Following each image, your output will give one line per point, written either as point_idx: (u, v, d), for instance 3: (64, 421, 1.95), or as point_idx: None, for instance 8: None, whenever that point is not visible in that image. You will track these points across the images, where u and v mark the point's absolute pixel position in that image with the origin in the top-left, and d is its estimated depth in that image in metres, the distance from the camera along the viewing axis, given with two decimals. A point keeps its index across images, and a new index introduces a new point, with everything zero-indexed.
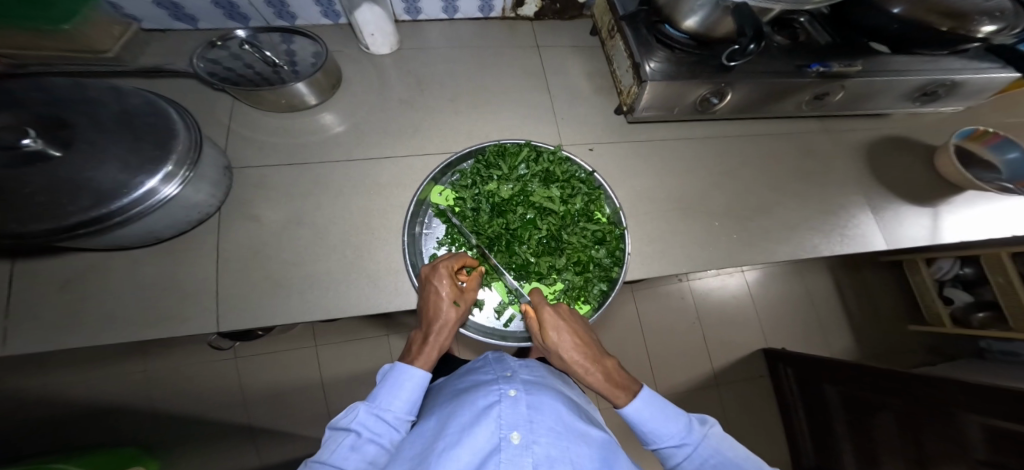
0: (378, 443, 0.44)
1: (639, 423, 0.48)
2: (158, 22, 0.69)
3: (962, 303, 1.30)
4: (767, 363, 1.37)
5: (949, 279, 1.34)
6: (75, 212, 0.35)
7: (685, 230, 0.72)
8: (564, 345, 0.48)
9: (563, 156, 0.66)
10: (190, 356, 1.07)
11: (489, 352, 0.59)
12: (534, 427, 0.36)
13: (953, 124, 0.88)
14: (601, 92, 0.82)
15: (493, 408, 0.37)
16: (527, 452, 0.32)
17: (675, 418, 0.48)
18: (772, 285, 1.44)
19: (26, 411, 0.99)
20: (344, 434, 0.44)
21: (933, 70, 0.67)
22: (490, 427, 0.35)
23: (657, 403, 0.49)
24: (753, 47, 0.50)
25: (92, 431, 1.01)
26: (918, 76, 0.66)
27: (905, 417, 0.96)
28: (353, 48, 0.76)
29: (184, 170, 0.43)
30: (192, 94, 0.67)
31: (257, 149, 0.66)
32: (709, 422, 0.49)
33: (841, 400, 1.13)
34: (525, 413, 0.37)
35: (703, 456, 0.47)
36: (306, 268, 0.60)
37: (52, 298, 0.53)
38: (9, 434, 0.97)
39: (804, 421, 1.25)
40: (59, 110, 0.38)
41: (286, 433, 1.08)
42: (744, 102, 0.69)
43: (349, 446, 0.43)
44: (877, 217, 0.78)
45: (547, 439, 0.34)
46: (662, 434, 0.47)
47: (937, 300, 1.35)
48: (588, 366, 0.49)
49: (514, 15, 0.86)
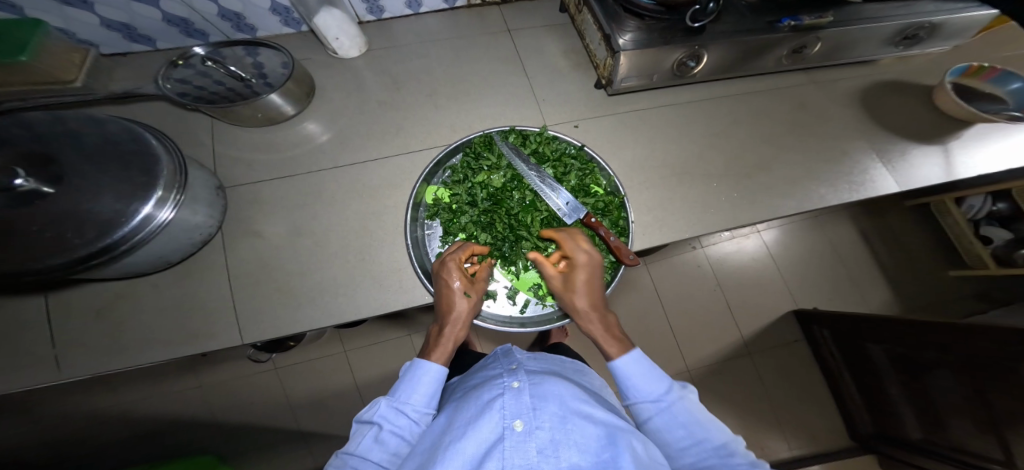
0: (400, 435, 0.47)
1: (624, 377, 0.50)
2: (115, 46, 0.70)
3: (1001, 241, 1.25)
4: (800, 326, 1.36)
5: (984, 218, 1.29)
6: (83, 245, 0.37)
7: (683, 195, 0.71)
8: (576, 287, 0.53)
9: (550, 136, 0.68)
10: (218, 374, 1.12)
11: (500, 348, 0.60)
12: (537, 413, 0.37)
13: (956, 57, 0.84)
14: (579, 68, 0.80)
15: (495, 401, 0.40)
16: (530, 438, 0.34)
17: (658, 379, 0.49)
18: (784, 246, 1.41)
19: (84, 439, 1.07)
20: (368, 426, 0.47)
21: (907, 13, 0.64)
22: (495, 419, 0.37)
23: (645, 363, 0.50)
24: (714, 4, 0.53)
25: (140, 447, 1.08)
26: (893, 20, 0.63)
27: (963, 373, 0.94)
28: (322, 54, 0.77)
29: (173, 194, 0.44)
30: (178, 121, 0.69)
31: (247, 167, 0.68)
32: (689, 390, 0.50)
33: (889, 359, 1.11)
34: (529, 402, 0.39)
35: (674, 416, 0.48)
36: (314, 275, 0.62)
37: (79, 330, 0.56)
38: (68, 455, 1.06)
39: (850, 381, 1.24)
40: (42, 146, 0.40)
41: (320, 433, 1.13)
42: (723, 63, 0.67)
43: (374, 437, 0.46)
44: (891, 164, 0.75)
45: (550, 424, 0.36)
46: (639, 389, 0.49)
47: (975, 241, 1.30)
48: (592, 316, 0.53)
49: (481, 1, 0.84)
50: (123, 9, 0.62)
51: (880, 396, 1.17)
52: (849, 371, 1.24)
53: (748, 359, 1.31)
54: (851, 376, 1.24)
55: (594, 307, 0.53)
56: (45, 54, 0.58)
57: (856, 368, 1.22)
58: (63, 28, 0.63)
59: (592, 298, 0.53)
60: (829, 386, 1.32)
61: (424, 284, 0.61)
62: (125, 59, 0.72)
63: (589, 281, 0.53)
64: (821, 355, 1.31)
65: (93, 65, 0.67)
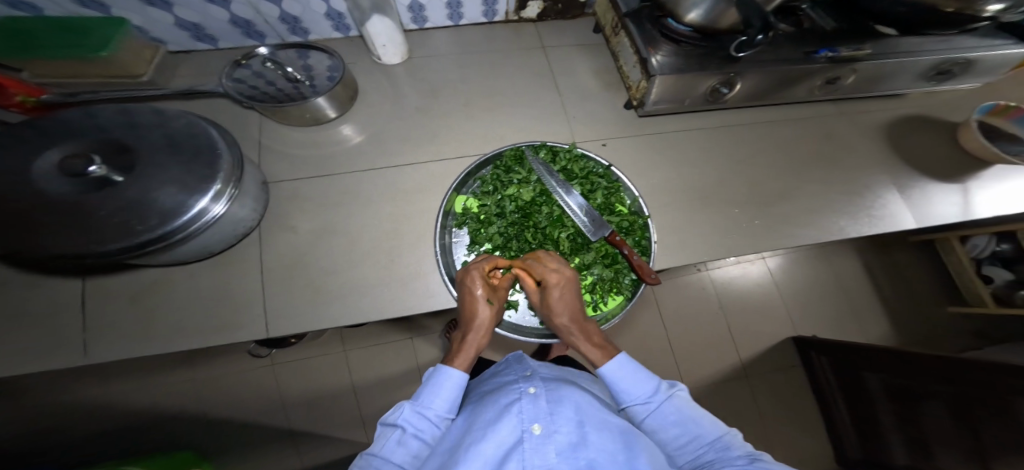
0: (421, 439, 0.47)
1: (613, 383, 0.52)
2: (182, 44, 0.73)
3: (1003, 281, 1.27)
4: (798, 351, 1.35)
5: (987, 257, 1.31)
6: (146, 231, 0.39)
7: (705, 218, 0.73)
8: (556, 309, 0.54)
9: (579, 154, 0.69)
10: (227, 366, 1.12)
11: (512, 352, 0.62)
12: (555, 418, 0.38)
13: (976, 99, 0.86)
14: (609, 88, 0.83)
15: (513, 405, 0.41)
16: (549, 441, 0.35)
17: (645, 380, 0.51)
18: (794, 271, 1.41)
19: (85, 424, 1.06)
20: (392, 429, 0.47)
21: (944, 49, 0.66)
22: (513, 422, 0.38)
23: (632, 366, 0.52)
24: (760, 37, 0.51)
25: (140, 436, 1.07)
26: (929, 56, 0.65)
27: (957, 402, 0.96)
28: (365, 59, 0.79)
29: (229, 187, 0.46)
30: (222, 114, 0.71)
31: (287, 163, 0.70)
32: (681, 389, 0.51)
33: (884, 388, 1.12)
34: (545, 407, 0.40)
35: (665, 414, 0.49)
36: (344, 273, 0.63)
37: (114, 313, 0.57)
38: (67, 440, 1.05)
39: (845, 412, 1.23)
40: (118, 136, 0.42)
41: (322, 432, 1.13)
42: (756, 90, 0.69)
43: (396, 440, 0.46)
44: (906, 197, 0.77)
45: (568, 429, 0.37)
46: (630, 393, 0.50)
47: (976, 280, 1.31)
48: (574, 330, 0.54)
49: (518, 18, 0.87)
50: (198, 10, 0.66)
51: (874, 426, 1.16)
52: (845, 403, 1.23)
53: (753, 383, 1.31)
54: (847, 408, 1.23)
55: (574, 321, 0.54)
56: (124, 50, 0.62)
57: (850, 397, 1.21)
58: (141, 26, 0.67)
59: (571, 312, 0.54)
60: (823, 417, 1.31)
61: (449, 290, 0.62)
62: (189, 57, 0.75)
63: (566, 297, 0.54)
64: (816, 383, 1.30)
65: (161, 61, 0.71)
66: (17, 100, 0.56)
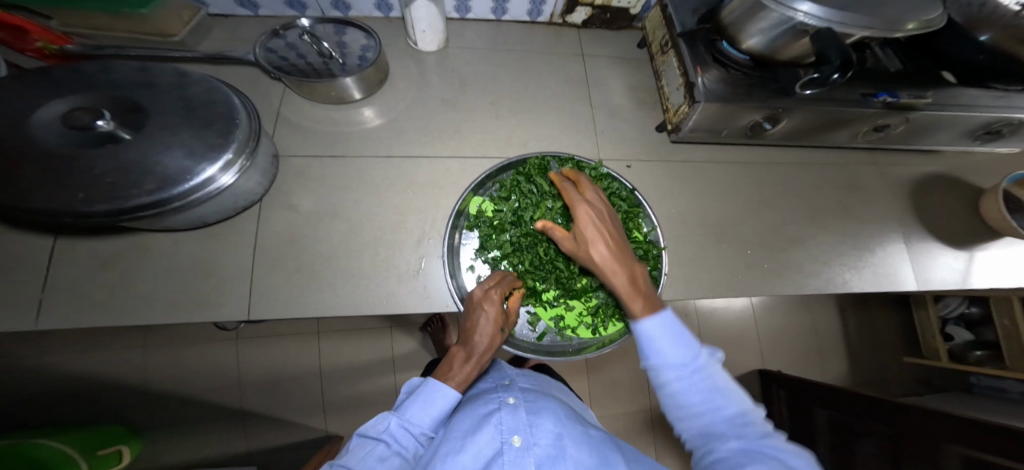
0: (403, 457, 0.43)
1: (646, 338, 0.40)
2: (222, 7, 0.69)
3: (962, 341, 1.31)
4: (760, 383, 1.35)
5: (953, 318, 1.34)
6: (138, 196, 0.34)
7: (720, 255, 0.71)
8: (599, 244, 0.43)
9: (604, 173, 0.65)
10: (199, 339, 1.06)
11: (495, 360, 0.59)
12: (534, 430, 0.35)
13: (997, 169, 0.86)
14: (643, 107, 0.81)
15: (493, 415, 0.38)
16: (528, 453, 0.33)
17: (686, 343, 0.39)
18: (788, 311, 1.42)
19: (28, 385, 0.97)
20: (373, 443, 0.42)
21: (1000, 107, 0.64)
22: (490, 433, 0.35)
23: (676, 327, 0.40)
24: (837, 77, 0.45)
25: (87, 404, 0.99)
26: (984, 113, 0.64)
27: (889, 446, 0.96)
28: (400, 43, 0.76)
29: (242, 159, 0.42)
30: (237, 78, 0.67)
31: (301, 139, 0.66)
32: (718, 358, 0.41)
33: (828, 424, 1.12)
34: (525, 418, 0.37)
35: (697, 382, 0.38)
36: (342, 262, 0.60)
37: (89, 276, 0.53)
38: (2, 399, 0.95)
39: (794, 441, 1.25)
40: (128, 92, 0.39)
41: (285, 421, 1.07)
42: (797, 128, 0.68)
43: (376, 456, 0.41)
44: (905, 251, 0.77)
45: (547, 441, 0.34)
46: (666, 354, 0.39)
47: (937, 335, 1.34)
48: (612, 263, 0.43)
49: (562, 21, 0.85)
50: None
51: None
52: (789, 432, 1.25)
53: None
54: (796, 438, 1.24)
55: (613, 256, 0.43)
56: (161, 8, 0.59)
57: (799, 430, 1.22)
58: None
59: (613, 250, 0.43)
60: None
61: (452, 293, 0.59)
62: (227, 21, 0.71)
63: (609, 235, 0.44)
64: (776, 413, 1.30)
65: (195, 23, 0.67)
66: (37, 47, 0.53)
